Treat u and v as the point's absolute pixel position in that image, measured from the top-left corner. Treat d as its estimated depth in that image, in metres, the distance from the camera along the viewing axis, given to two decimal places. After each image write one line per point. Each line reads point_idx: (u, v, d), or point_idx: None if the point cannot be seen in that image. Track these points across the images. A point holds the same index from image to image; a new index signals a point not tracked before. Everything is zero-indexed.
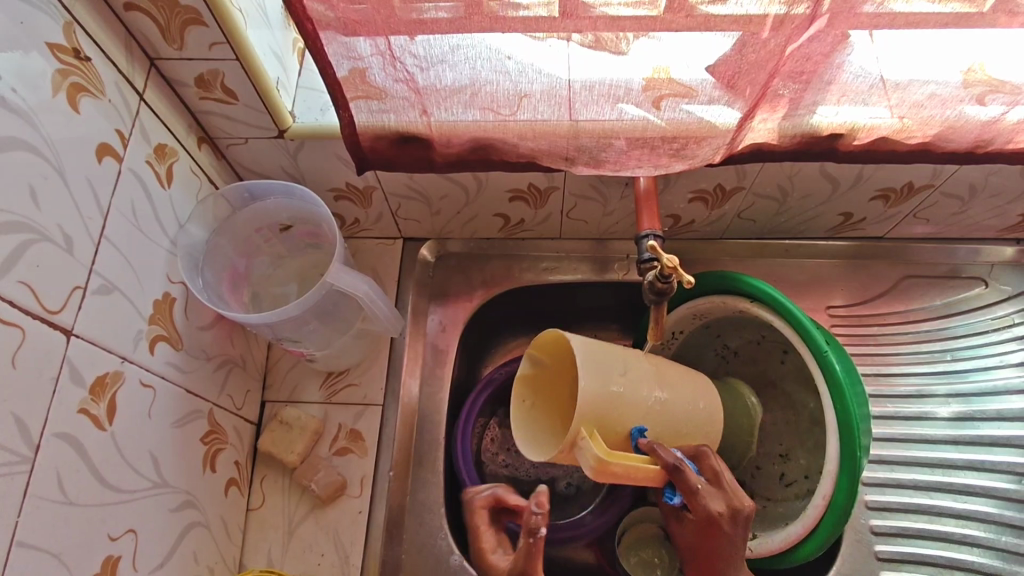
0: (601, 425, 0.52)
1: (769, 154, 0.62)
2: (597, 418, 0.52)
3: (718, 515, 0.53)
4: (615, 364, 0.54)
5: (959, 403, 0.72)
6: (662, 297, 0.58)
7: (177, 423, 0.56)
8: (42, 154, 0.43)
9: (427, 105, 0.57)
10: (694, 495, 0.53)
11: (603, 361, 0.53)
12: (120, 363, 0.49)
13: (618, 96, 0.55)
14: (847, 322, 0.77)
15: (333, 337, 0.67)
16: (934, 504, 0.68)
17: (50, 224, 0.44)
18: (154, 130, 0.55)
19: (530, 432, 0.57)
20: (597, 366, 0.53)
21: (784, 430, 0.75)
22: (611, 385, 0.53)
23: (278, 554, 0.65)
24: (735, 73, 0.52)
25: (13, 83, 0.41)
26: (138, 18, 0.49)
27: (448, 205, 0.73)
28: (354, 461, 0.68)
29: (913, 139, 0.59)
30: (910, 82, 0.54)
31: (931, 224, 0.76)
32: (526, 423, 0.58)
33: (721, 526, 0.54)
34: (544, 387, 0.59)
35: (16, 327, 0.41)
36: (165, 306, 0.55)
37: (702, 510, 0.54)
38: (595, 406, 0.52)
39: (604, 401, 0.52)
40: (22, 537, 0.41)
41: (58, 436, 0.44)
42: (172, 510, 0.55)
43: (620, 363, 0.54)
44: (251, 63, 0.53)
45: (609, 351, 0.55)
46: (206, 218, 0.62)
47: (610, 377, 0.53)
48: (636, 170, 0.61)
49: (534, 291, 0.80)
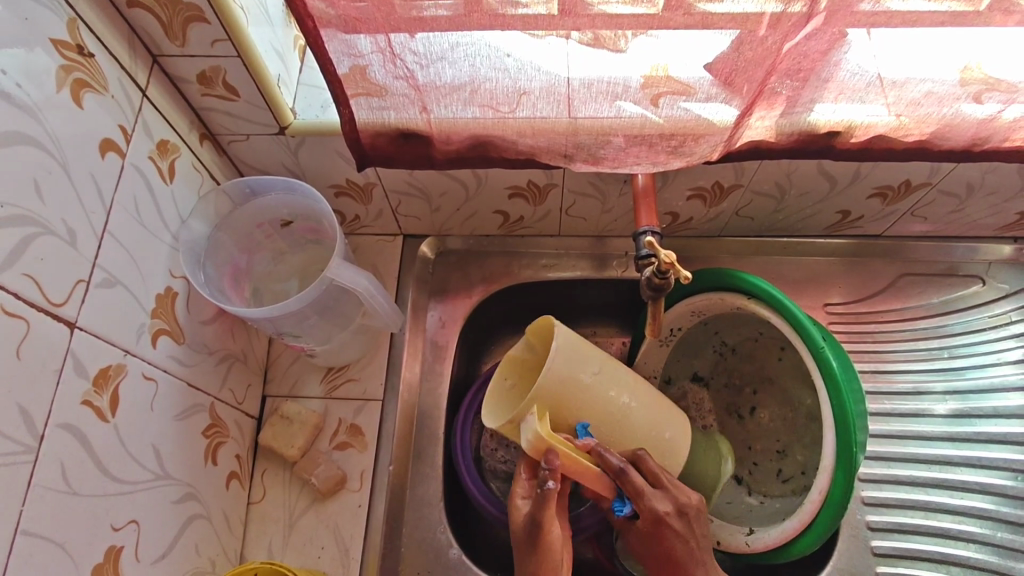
0: (555, 408, 0.56)
1: (767, 152, 0.62)
2: (553, 399, 0.56)
3: (667, 514, 0.54)
4: (591, 360, 0.57)
5: (955, 400, 0.73)
6: (660, 292, 0.57)
7: (179, 416, 0.57)
8: (47, 149, 0.44)
9: (427, 102, 0.57)
10: (639, 497, 0.54)
11: (580, 353, 0.57)
12: (123, 355, 0.50)
13: (616, 93, 0.55)
14: (845, 319, 0.78)
15: (333, 332, 0.68)
16: (930, 501, 0.69)
17: (54, 217, 0.44)
18: (156, 126, 0.55)
19: (498, 401, 0.60)
20: (570, 355, 0.56)
21: (783, 426, 0.76)
22: (582, 373, 0.56)
23: (279, 546, 0.66)
24: (733, 70, 0.53)
25: (18, 79, 0.42)
26: (140, 15, 0.49)
27: (447, 202, 0.73)
28: (354, 456, 0.69)
29: (910, 137, 0.60)
30: (907, 80, 0.55)
31: (929, 222, 0.77)
32: (499, 394, 0.60)
33: (672, 525, 0.54)
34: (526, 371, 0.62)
35: (21, 319, 0.41)
36: (167, 301, 0.56)
37: (650, 512, 0.54)
38: (556, 386, 0.55)
39: (568, 387, 0.56)
40: (28, 525, 0.41)
41: (61, 426, 0.44)
42: (174, 502, 0.55)
43: (596, 362, 0.58)
44: (253, 59, 0.53)
45: (587, 346, 0.58)
46: (208, 213, 0.62)
47: (583, 366, 0.56)
48: (635, 168, 0.61)
49: (533, 287, 0.81)
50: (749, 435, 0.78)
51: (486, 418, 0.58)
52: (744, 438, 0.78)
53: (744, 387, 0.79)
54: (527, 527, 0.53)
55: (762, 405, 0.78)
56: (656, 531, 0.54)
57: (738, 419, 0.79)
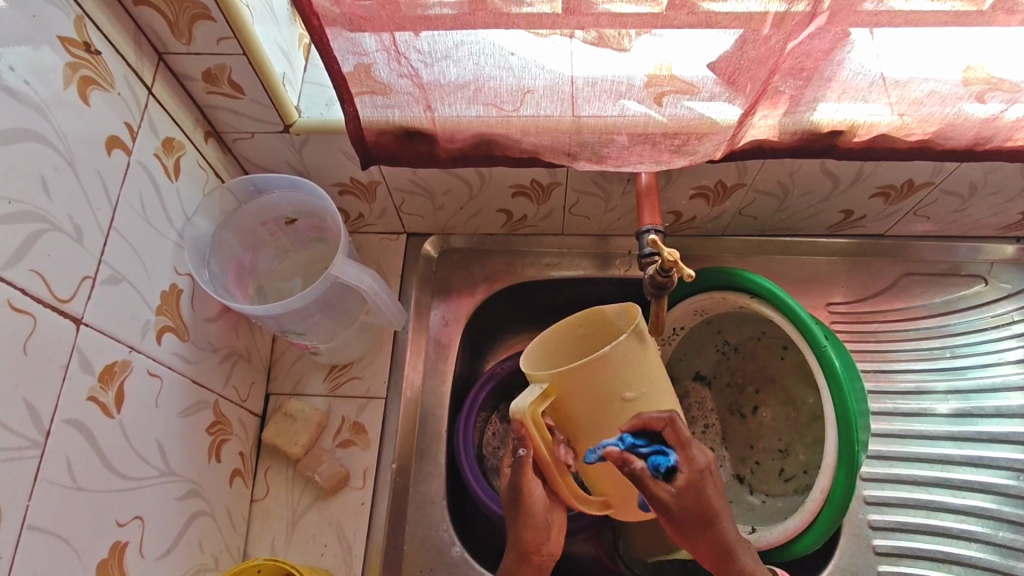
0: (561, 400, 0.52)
1: (770, 151, 0.62)
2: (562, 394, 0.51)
3: (709, 463, 0.52)
4: (643, 380, 0.51)
5: (957, 400, 0.73)
6: (663, 290, 0.57)
7: (183, 413, 0.57)
8: (54, 146, 0.44)
9: (431, 101, 0.58)
10: (684, 449, 0.51)
11: (638, 364, 0.51)
12: (128, 352, 0.50)
13: (620, 92, 0.56)
14: (847, 318, 0.78)
15: (337, 330, 0.68)
16: (932, 500, 0.68)
17: (61, 214, 0.45)
18: (162, 123, 0.55)
19: (549, 342, 0.58)
20: (626, 361, 0.50)
21: (785, 425, 0.76)
22: (625, 386, 0.51)
23: (282, 544, 0.66)
24: (736, 69, 0.53)
25: (26, 76, 0.42)
26: (146, 13, 0.49)
27: (451, 201, 0.73)
28: (357, 454, 0.69)
29: (913, 136, 0.60)
30: (909, 80, 0.55)
31: (932, 222, 0.77)
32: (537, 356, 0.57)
33: (711, 474, 0.52)
34: (591, 334, 0.58)
35: (28, 314, 0.42)
36: (172, 298, 0.56)
37: (695, 462, 0.51)
38: (587, 389, 0.50)
39: (600, 395, 0.51)
40: (33, 520, 0.41)
41: (68, 422, 0.44)
42: (178, 499, 0.56)
43: (647, 386, 0.51)
44: (258, 57, 0.53)
45: (649, 364, 0.52)
46: (212, 210, 0.62)
47: (630, 379, 0.51)
48: (637, 166, 0.61)
49: (536, 287, 0.81)
50: (751, 434, 0.78)
51: (527, 351, 0.56)
52: (746, 437, 0.78)
53: (746, 386, 0.79)
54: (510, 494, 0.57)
55: (764, 404, 0.78)
56: (700, 484, 0.51)
57: (740, 418, 0.79)
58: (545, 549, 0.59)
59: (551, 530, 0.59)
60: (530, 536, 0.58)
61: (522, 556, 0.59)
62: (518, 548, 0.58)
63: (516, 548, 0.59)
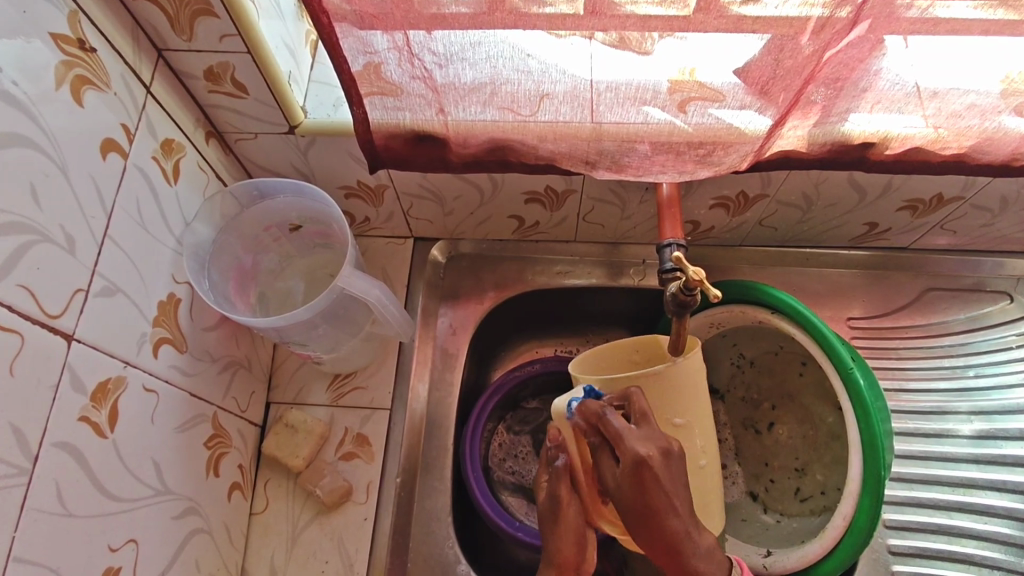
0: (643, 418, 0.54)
1: (797, 162, 0.60)
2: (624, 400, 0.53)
3: (649, 456, 0.47)
4: (690, 407, 0.54)
5: (981, 421, 0.69)
6: (685, 311, 0.50)
7: (181, 427, 0.54)
8: (44, 150, 0.41)
9: (445, 104, 0.55)
10: (617, 442, 0.48)
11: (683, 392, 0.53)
12: (123, 367, 0.48)
13: (644, 99, 0.53)
14: (868, 333, 0.75)
15: (342, 340, 0.65)
16: (953, 525, 0.66)
17: (52, 224, 0.42)
18: (160, 124, 0.53)
19: (606, 358, 0.60)
20: (672, 385, 0.53)
21: (801, 444, 0.73)
22: (673, 412, 0.53)
23: (282, 562, 0.63)
24: (768, 78, 0.50)
25: (15, 75, 0.39)
26: (145, 7, 0.47)
27: (461, 206, 0.71)
28: (360, 467, 0.66)
29: (948, 150, 0.58)
30: (948, 91, 0.52)
31: (956, 236, 0.75)
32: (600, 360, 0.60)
33: (654, 468, 0.47)
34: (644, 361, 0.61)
35: (16, 333, 0.39)
36: (170, 308, 0.53)
37: (631, 455, 0.47)
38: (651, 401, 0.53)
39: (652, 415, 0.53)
40: (20, 551, 0.39)
41: (58, 445, 0.42)
42: (174, 517, 0.53)
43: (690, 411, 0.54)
44: (262, 56, 0.50)
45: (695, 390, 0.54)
46: (213, 216, 0.60)
47: (679, 404, 0.53)
48: (659, 177, 0.59)
49: (547, 293, 0.78)
50: (767, 451, 0.76)
51: (577, 359, 0.59)
52: (761, 453, 0.76)
53: (761, 402, 0.77)
54: (548, 501, 0.58)
55: (780, 420, 0.76)
56: (645, 478, 0.47)
57: (755, 434, 0.77)
58: (583, 565, 0.58)
59: (588, 547, 0.58)
60: (570, 550, 0.57)
61: (560, 570, 0.58)
62: (555, 562, 0.57)
63: (554, 561, 0.58)
